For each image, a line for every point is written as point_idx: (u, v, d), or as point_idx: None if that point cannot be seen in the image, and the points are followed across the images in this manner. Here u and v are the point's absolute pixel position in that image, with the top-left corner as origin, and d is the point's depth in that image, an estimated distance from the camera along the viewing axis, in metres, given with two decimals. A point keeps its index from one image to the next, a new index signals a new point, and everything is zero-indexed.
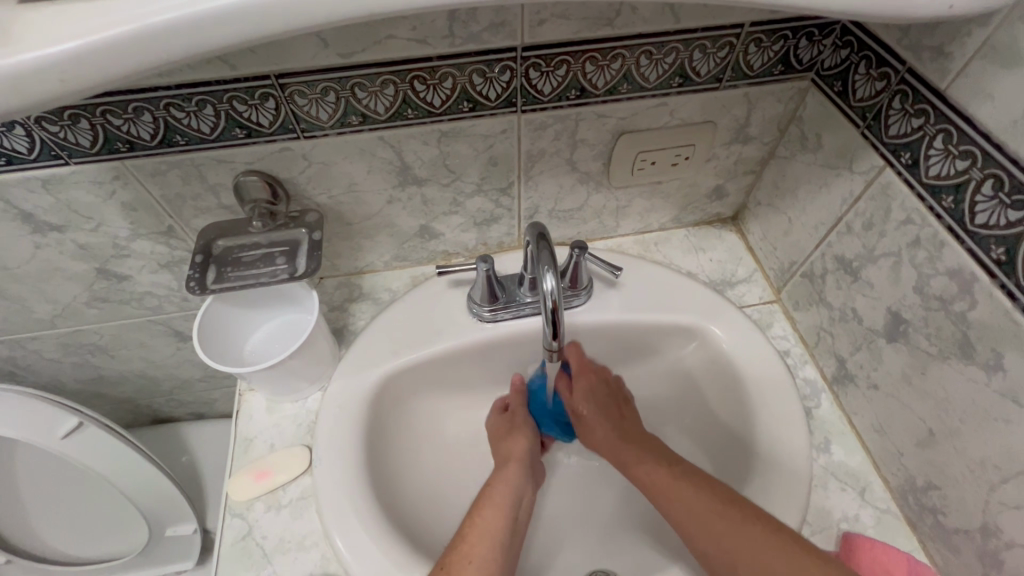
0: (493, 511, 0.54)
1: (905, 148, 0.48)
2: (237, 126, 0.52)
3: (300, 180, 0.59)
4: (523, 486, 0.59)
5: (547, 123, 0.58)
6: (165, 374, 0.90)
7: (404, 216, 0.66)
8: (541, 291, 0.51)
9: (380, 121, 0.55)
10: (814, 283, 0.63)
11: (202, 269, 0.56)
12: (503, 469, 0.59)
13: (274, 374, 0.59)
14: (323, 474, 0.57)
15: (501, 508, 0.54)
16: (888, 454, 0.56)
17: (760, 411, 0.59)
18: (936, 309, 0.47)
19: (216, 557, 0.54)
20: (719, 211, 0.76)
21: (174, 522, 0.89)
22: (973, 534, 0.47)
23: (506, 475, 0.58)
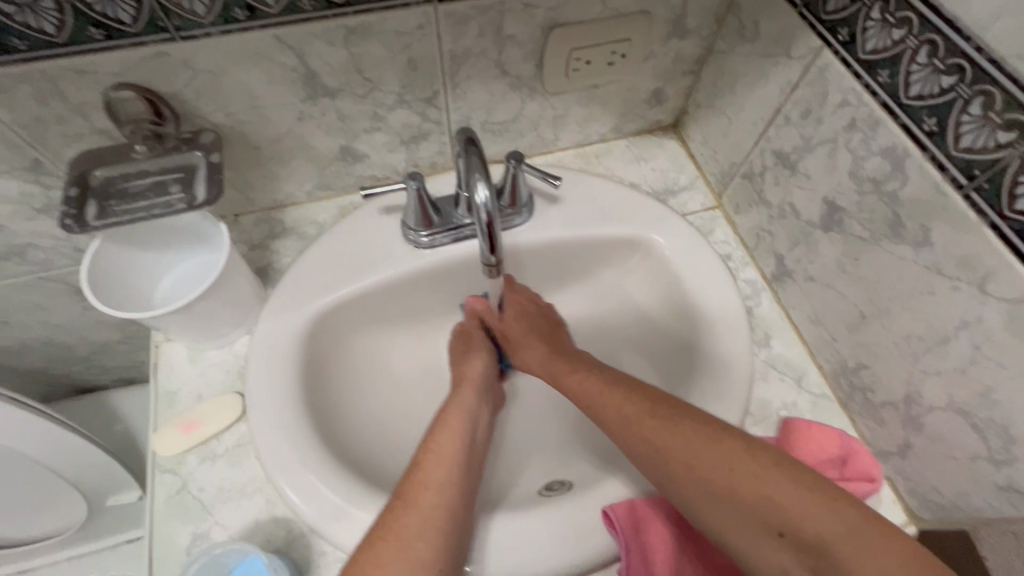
0: (445, 436, 0.52)
1: (841, 24, 0.46)
2: (91, 24, 0.44)
3: (186, 94, 0.51)
4: (478, 412, 0.56)
5: (468, 16, 0.52)
6: (77, 338, 0.81)
7: (319, 136, 0.59)
8: (474, 204, 0.47)
9: (271, 16, 0.47)
10: (754, 183, 0.62)
11: (80, 204, 0.49)
12: (454, 395, 0.57)
13: (188, 318, 0.54)
14: (259, 419, 0.53)
15: (455, 430, 0.52)
16: (822, 342, 0.57)
17: (705, 314, 0.60)
18: (870, 192, 0.47)
19: (150, 515, 0.51)
20: (659, 118, 0.73)
21: (116, 491, 0.85)
22: (897, 405, 0.50)
23: (460, 401, 0.56)
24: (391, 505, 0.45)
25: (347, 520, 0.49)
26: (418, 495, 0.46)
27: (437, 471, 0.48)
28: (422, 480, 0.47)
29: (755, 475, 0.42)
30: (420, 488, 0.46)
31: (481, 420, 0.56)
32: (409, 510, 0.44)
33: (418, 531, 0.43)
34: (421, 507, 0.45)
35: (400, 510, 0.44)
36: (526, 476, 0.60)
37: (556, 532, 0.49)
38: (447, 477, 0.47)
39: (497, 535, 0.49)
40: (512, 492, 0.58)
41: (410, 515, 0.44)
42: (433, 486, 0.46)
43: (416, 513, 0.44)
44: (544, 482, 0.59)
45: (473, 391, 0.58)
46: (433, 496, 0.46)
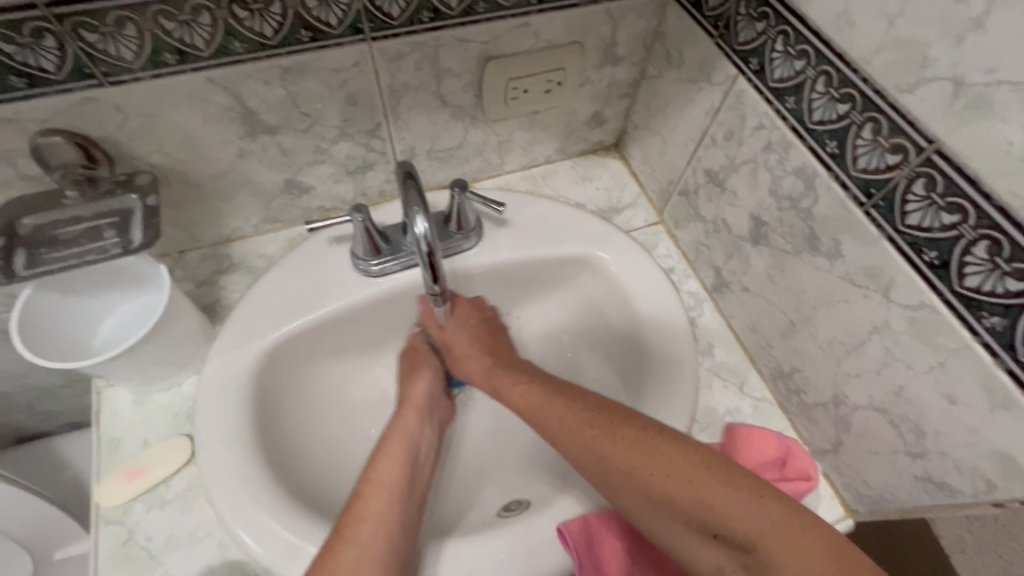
0: (383, 463, 0.52)
1: (752, 54, 0.49)
2: (11, 73, 0.43)
3: (119, 136, 0.50)
4: (422, 436, 0.57)
5: (403, 52, 0.53)
6: (16, 385, 0.78)
7: (262, 170, 0.59)
8: (414, 237, 0.48)
9: (203, 58, 0.47)
10: (690, 199, 0.66)
11: (7, 254, 0.47)
12: (397, 418, 0.57)
13: (130, 363, 0.52)
14: (208, 461, 0.52)
15: (395, 456, 0.53)
16: (760, 348, 0.61)
17: (650, 327, 0.62)
18: (788, 208, 0.50)
19: (95, 569, 0.49)
20: (601, 138, 0.76)
21: (63, 543, 0.81)
22: (827, 406, 0.53)
23: (400, 424, 0.56)
24: (328, 544, 0.45)
25: (303, 558, 0.49)
26: (356, 529, 0.46)
27: (377, 503, 0.48)
28: (360, 514, 0.47)
29: (684, 470, 0.44)
30: (357, 523, 0.47)
31: (425, 438, 0.57)
32: (346, 546, 0.45)
33: (356, 567, 0.43)
34: (357, 542, 0.45)
35: (337, 546, 0.45)
36: (486, 497, 0.60)
37: (512, 552, 0.49)
38: (385, 507, 0.48)
39: (454, 562, 0.49)
40: (471, 514, 0.58)
41: (346, 552, 0.44)
42: (370, 519, 0.47)
43: (353, 550, 0.44)
44: (502, 502, 0.59)
45: (414, 412, 0.58)
46: (372, 530, 0.46)
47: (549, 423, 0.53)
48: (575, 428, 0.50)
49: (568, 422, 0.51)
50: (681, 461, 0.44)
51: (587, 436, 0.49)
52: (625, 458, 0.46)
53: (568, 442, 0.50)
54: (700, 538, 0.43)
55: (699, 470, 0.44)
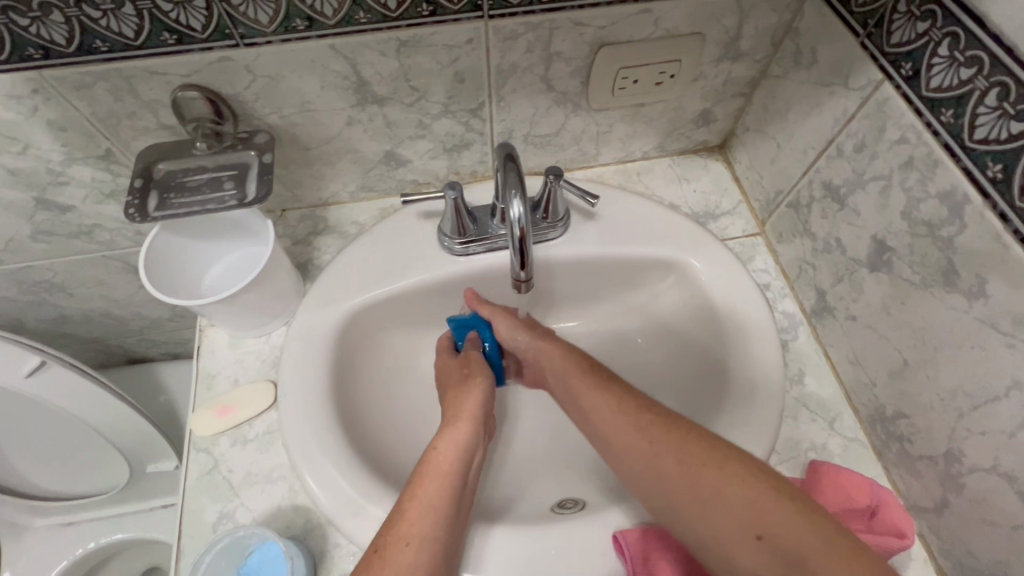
0: (428, 478, 0.49)
1: (905, 58, 0.44)
2: (164, 30, 0.46)
3: (246, 97, 0.53)
4: (472, 453, 0.53)
5: (517, 32, 0.53)
6: (132, 313, 0.87)
7: (366, 140, 0.61)
8: (508, 219, 0.48)
9: (329, 27, 0.49)
10: (800, 213, 0.60)
11: (143, 195, 0.52)
12: (449, 426, 0.54)
13: (232, 308, 0.57)
14: (288, 409, 0.55)
15: (442, 472, 0.49)
16: (860, 385, 0.55)
17: (737, 345, 0.58)
18: (924, 234, 0.45)
19: (183, 490, 0.54)
20: (706, 138, 0.71)
21: (154, 458, 0.89)
22: (936, 460, 0.47)
23: (450, 433, 0.53)
24: (366, 564, 0.43)
25: (363, 515, 0.51)
26: (395, 551, 0.43)
27: (420, 523, 0.45)
28: (400, 534, 0.44)
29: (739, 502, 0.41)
30: (399, 545, 0.44)
31: (473, 456, 0.53)
32: (385, 569, 0.42)
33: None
34: (395, 569, 0.42)
35: (372, 572, 0.42)
36: (540, 491, 0.60)
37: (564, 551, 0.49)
38: (425, 532, 0.45)
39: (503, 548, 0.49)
40: (524, 503, 0.58)
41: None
42: (412, 544, 0.44)
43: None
44: (556, 499, 0.59)
45: (467, 419, 0.55)
46: (412, 557, 0.43)
47: (616, 443, 0.49)
48: (644, 460, 0.46)
49: (636, 465, 0.47)
50: (744, 498, 0.41)
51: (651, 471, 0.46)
52: (692, 493, 0.43)
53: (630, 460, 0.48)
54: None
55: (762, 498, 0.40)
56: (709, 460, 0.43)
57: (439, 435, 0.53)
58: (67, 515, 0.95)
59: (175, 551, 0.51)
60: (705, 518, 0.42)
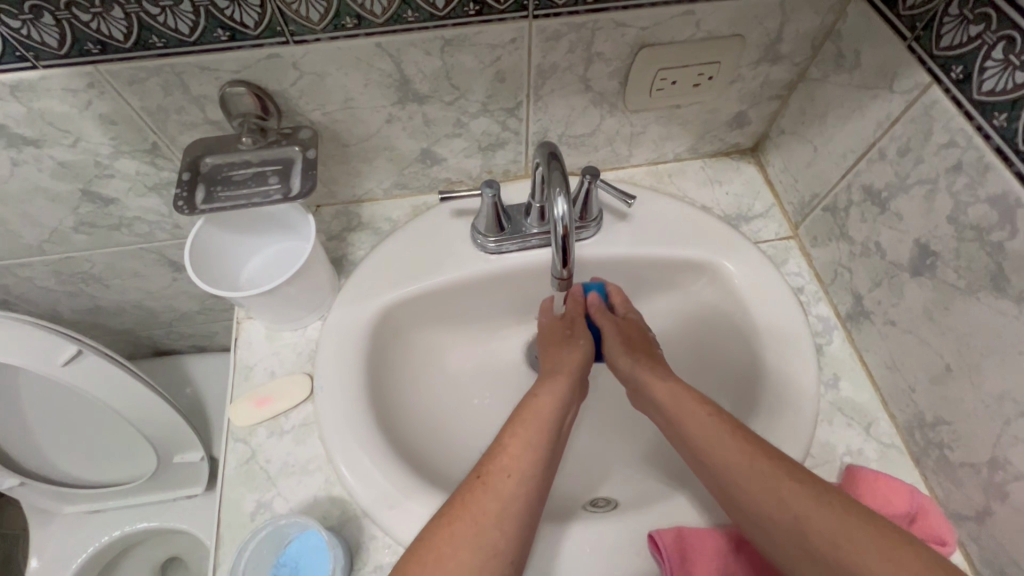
0: (532, 422, 0.51)
1: (955, 61, 0.44)
2: (218, 26, 0.47)
3: (291, 93, 0.54)
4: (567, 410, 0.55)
5: (560, 32, 0.53)
6: (163, 305, 0.88)
7: (404, 137, 0.62)
8: (551, 217, 0.48)
9: (377, 25, 0.50)
10: (837, 217, 0.60)
11: (191, 187, 0.53)
12: (547, 380, 0.57)
13: (271, 301, 0.57)
14: (325, 400, 0.56)
15: (540, 417, 0.52)
16: (898, 391, 0.55)
17: (771, 348, 0.58)
18: (971, 240, 0.45)
19: (222, 478, 0.55)
20: (738, 140, 0.71)
21: (181, 449, 0.89)
22: (978, 467, 0.47)
23: (555, 387, 0.56)
24: (469, 485, 0.45)
25: (400, 508, 0.51)
26: (497, 479, 0.46)
27: (523, 459, 0.48)
28: (506, 465, 0.47)
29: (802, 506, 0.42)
30: (500, 475, 0.46)
31: (568, 413, 0.55)
32: (487, 495, 0.44)
33: (492, 521, 0.43)
34: (497, 493, 0.45)
35: (473, 498, 0.44)
36: (572, 490, 0.60)
37: (596, 551, 0.49)
38: (528, 470, 0.47)
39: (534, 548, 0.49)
40: (556, 501, 0.59)
41: (484, 497, 0.44)
42: (513, 476, 0.46)
43: (490, 500, 0.44)
44: (588, 497, 0.59)
45: (569, 378, 0.58)
46: (514, 486, 0.45)
47: (693, 428, 0.51)
48: (718, 448, 0.48)
49: (702, 440, 0.50)
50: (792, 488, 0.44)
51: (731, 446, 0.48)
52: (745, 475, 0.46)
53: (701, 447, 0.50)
54: (809, 566, 0.41)
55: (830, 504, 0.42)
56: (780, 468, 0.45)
57: (541, 386, 0.56)
58: (93, 503, 0.96)
59: (214, 539, 0.52)
60: (769, 505, 0.44)
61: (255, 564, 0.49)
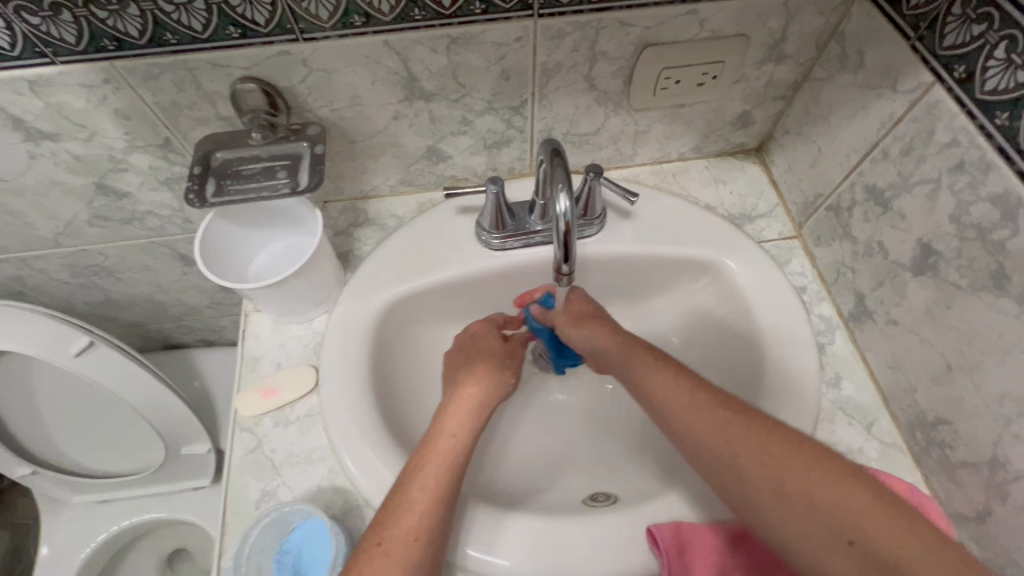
0: (438, 469, 0.48)
1: (958, 60, 0.44)
2: (231, 24, 0.49)
3: (300, 90, 0.55)
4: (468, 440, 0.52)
5: (565, 31, 0.54)
6: (173, 299, 0.90)
7: (410, 135, 0.63)
8: (553, 213, 0.49)
9: (385, 23, 0.51)
10: (840, 216, 0.60)
11: (201, 181, 0.55)
12: (448, 411, 0.54)
13: (279, 294, 0.59)
14: (328, 392, 0.57)
15: (440, 458, 0.49)
16: (900, 390, 0.55)
17: (772, 346, 0.58)
18: (973, 238, 0.45)
19: (228, 467, 0.56)
20: (743, 140, 0.72)
21: (188, 441, 0.90)
22: (980, 467, 0.47)
23: (462, 423, 0.53)
24: (366, 553, 0.43)
25: None
26: (400, 544, 0.43)
27: (425, 508, 0.45)
28: (411, 526, 0.44)
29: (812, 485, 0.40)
30: (400, 534, 0.44)
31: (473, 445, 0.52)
32: (387, 559, 0.42)
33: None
34: (400, 559, 0.43)
35: (373, 560, 0.42)
36: (572, 485, 0.61)
37: (597, 544, 0.49)
38: (435, 526, 0.45)
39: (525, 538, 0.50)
40: (556, 495, 0.59)
41: (386, 563, 0.42)
42: (414, 531, 0.44)
43: (393, 566, 0.42)
44: (588, 492, 0.60)
45: (473, 412, 0.54)
46: (413, 546, 0.43)
47: (672, 417, 0.48)
48: (702, 428, 0.46)
49: (687, 422, 0.47)
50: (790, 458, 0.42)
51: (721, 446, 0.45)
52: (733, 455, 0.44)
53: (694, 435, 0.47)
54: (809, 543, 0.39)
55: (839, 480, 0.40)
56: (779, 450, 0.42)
57: (445, 422, 0.53)
58: (102, 493, 0.98)
59: (220, 526, 0.53)
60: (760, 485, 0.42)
61: (260, 548, 0.50)
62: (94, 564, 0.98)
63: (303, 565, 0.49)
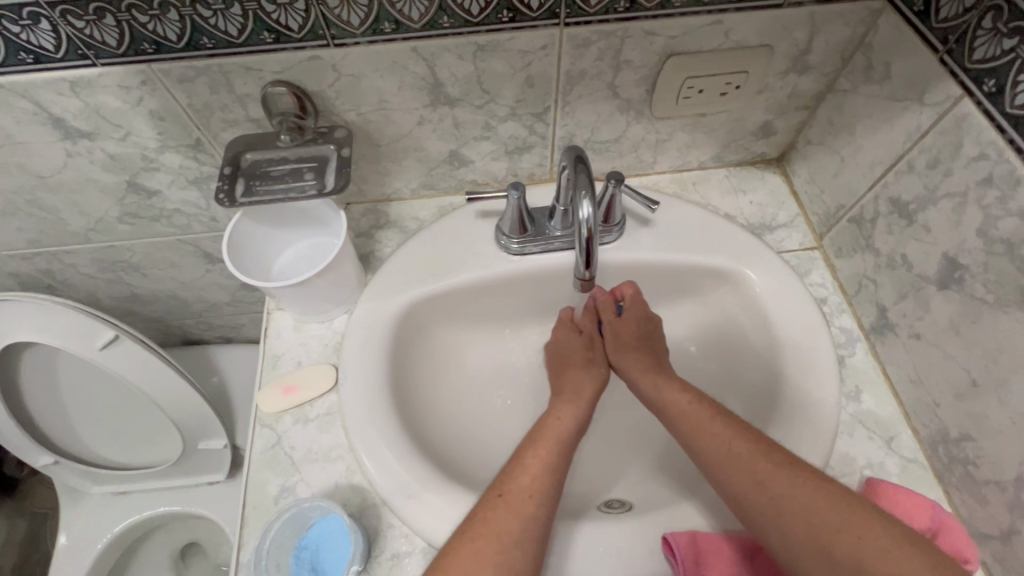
0: (548, 445, 0.53)
1: (988, 74, 0.44)
2: (265, 29, 0.50)
3: (329, 94, 0.57)
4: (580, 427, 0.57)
5: (590, 40, 0.54)
6: (194, 296, 0.92)
7: (433, 139, 0.64)
8: (576, 219, 0.49)
9: (414, 30, 0.52)
10: (863, 228, 0.60)
11: (231, 181, 0.56)
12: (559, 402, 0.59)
13: (302, 293, 0.60)
14: (349, 390, 0.58)
15: (551, 440, 0.54)
16: (922, 405, 0.54)
17: (791, 357, 0.58)
18: (1001, 253, 0.44)
19: (248, 462, 0.57)
20: (764, 150, 0.71)
21: (205, 436, 0.91)
22: (1004, 485, 0.47)
23: (571, 411, 0.58)
24: (490, 503, 0.48)
25: (415, 498, 0.52)
26: (519, 498, 0.48)
27: (543, 476, 0.50)
28: (526, 484, 0.49)
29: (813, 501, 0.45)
30: (523, 494, 0.48)
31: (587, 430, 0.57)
32: (512, 510, 0.47)
33: (512, 542, 0.45)
34: (517, 511, 0.47)
35: (495, 510, 0.47)
36: (586, 491, 0.61)
37: (612, 553, 0.49)
38: (549, 489, 0.49)
39: (579, 528, 0.51)
40: (568, 500, 0.60)
41: (507, 518, 0.46)
42: (536, 494, 0.48)
43: (513, 518, 0.46)
44: (602, 498, 0.60)
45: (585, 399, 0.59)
46: (536, 502, 0.48)
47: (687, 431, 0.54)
48: (716, 444, 0.51)
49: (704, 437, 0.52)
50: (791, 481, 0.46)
51: (728, 455, 0.50)
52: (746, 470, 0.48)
53: (698, 450, 0.52)
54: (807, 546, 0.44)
55: (841, 507, 0.44)
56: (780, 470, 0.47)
57: (558, 409, 0.58)
58: (120, 485, 0.99)
59: (240, 519, 0.54)
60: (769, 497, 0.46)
61: (280, 543, 0.51)
62: (110, 555, 1.00)
63: (320, 561, 0.50)
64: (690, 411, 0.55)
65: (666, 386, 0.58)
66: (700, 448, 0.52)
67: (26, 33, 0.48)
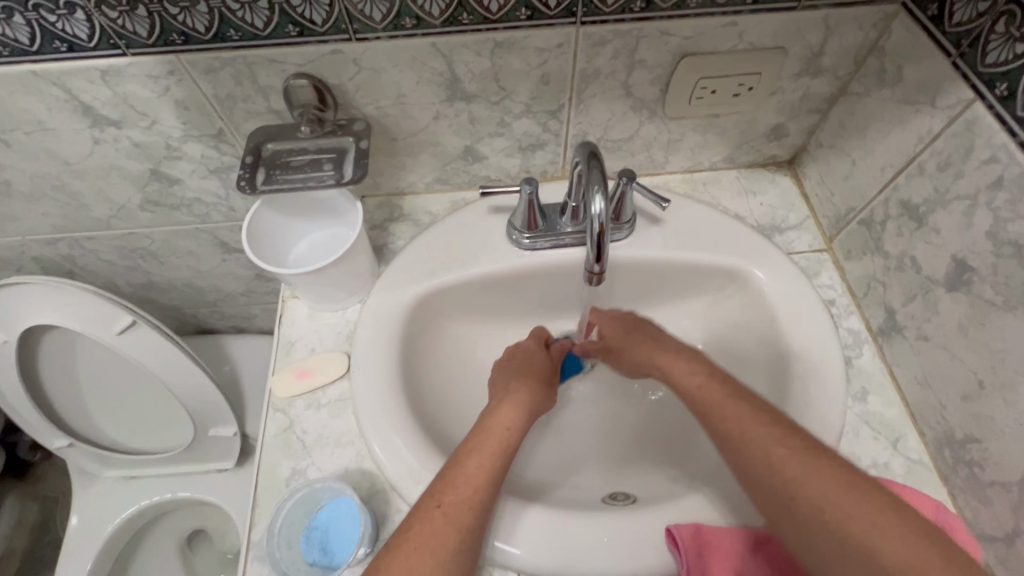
0: (490, 452, 0.51)
1: (1001, 78, 0.44)
2: (290, 23, 0.52)
3: (348, 87, 0.58)
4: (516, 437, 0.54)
5: (606, 39, 0.55)
6: (210, 286, 0.93)
7: (449, 134, 0.65)
8: (588, 214, 0.50)
9: (434, 26, 0.53)
10: (872, 231, 0.60)
11: (252, 169, 0.58)
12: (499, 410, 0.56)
13: (316, 282, 0.61)
14: (360, 378, 0.59)
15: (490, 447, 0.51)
16: (928, 407, 0.54)
17: (797, 357, 0.58)
18: (1009, 255, 0.45)
19: (261, 445, 0.58)
20: (775, 152, 0.72)
21: (216, 424, 0.92)
22: (1009, 487, 0.47)
23: (509, 419, 0.55)
24: (427, 512, 0.45)
25: (425, 484, 0.53)
26: (457, 510, 0.45)
27: (481, 491, 0.47)
28: (467, 495, 0.46)
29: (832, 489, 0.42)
30: (463, 507, 0.46)
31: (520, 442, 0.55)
32: (447, 523, 0.44)
33: (448, 553, 0.43)
34: (457, 523, 0.45)
35: (433, 518, 0.44)
36: (590, 485, 0.62)
37: (615, 543, 0.50)
38: (485, 501, 0.47)
39: (552, 534, 0.51)
40: (573, 492, 0.60)
41: (443, 529, 0.44)
42: (475, 510, 0.46)
43: (451, 531, 0.44)
44: (607, 491, 0.60)
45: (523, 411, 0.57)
46: (473, 519, 0.45)
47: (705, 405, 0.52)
48: (737, 423, 0.49)
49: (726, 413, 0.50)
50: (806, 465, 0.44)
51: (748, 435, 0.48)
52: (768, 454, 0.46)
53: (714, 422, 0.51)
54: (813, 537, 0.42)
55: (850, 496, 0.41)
56: (806, 454, 0.45)
57: (495, 416, 0.55)
58: (132, 469, 1.01)
59: (252, 499, 0.55)
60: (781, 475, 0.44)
61: (291, 522, 0.52)
62: (120, 538, 1.01)
63: (329, 541, 0.51)
64: (699, 388, 0.54)
65: (670, 360, 0.58)
66: (717, 422, 0.51)
67: (62, 23, 0.50)
